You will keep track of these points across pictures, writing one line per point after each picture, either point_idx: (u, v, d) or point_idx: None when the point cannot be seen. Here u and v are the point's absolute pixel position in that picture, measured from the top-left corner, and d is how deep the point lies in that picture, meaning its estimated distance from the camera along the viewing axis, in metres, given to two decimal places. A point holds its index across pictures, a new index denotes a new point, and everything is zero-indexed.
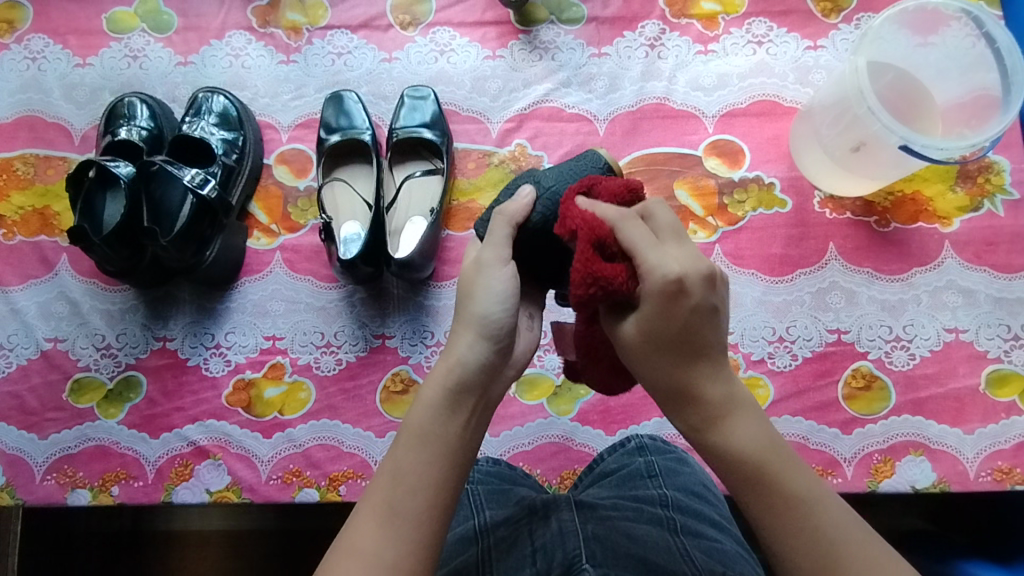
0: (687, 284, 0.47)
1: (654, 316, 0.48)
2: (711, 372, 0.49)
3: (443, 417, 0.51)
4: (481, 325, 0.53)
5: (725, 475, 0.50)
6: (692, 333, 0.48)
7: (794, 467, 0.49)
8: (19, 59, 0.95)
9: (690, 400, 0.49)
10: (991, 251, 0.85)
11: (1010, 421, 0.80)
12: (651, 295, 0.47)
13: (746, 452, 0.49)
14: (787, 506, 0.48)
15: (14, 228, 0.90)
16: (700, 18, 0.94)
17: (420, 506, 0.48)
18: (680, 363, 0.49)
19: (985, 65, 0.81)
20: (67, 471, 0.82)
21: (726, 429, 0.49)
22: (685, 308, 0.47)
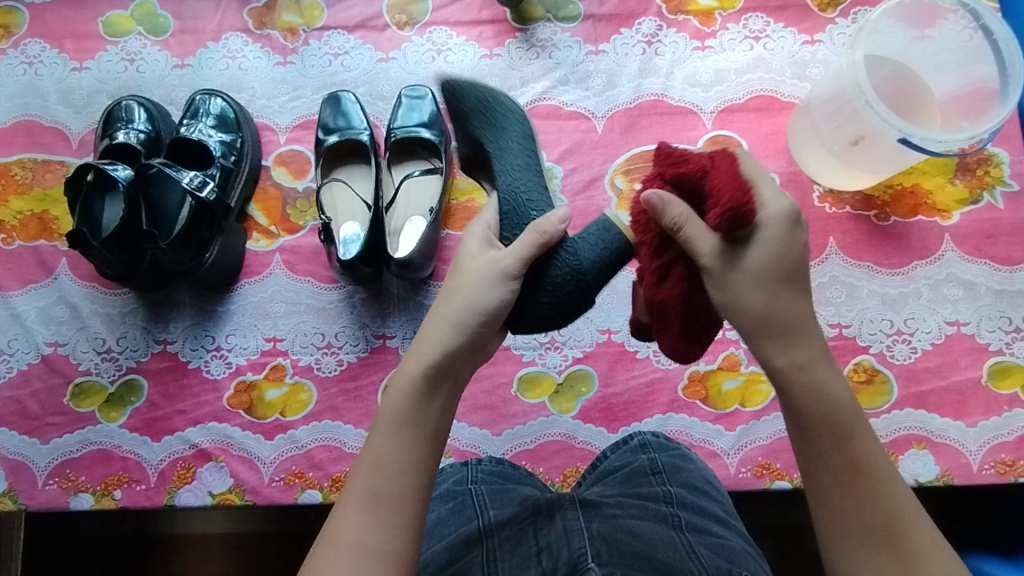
0: (799, 220, 0.54)
1: (778, 246, 0.53)
2: (806, 317, 0.55)
3: (418, 402, 0.54)
4: (455, 318, 0.56)
5: (809, 417, 0.54)
6: (798, 265, 0.54)
7: (870, 434, 0.54)
8: (16, 64, 0.95)
9: (790, 327, 0.55)
10: (991, 244, 0.85)
11: (1012, 414, 0.80)
12: (772, 223, 0.53)
13: (836, 402, 0.54)
14: (861, 465, 0.53)
15: (13, 233, 0.90)
16: (697, 14, 0.94)
17: (401, 488, 0.51)
18: (789, 289, 0.55)
19: (983, 57, 0.81)
20: (69, 476, 0.82)
21: (818, 376, 0.54)
22: (797, 237, 0.54)
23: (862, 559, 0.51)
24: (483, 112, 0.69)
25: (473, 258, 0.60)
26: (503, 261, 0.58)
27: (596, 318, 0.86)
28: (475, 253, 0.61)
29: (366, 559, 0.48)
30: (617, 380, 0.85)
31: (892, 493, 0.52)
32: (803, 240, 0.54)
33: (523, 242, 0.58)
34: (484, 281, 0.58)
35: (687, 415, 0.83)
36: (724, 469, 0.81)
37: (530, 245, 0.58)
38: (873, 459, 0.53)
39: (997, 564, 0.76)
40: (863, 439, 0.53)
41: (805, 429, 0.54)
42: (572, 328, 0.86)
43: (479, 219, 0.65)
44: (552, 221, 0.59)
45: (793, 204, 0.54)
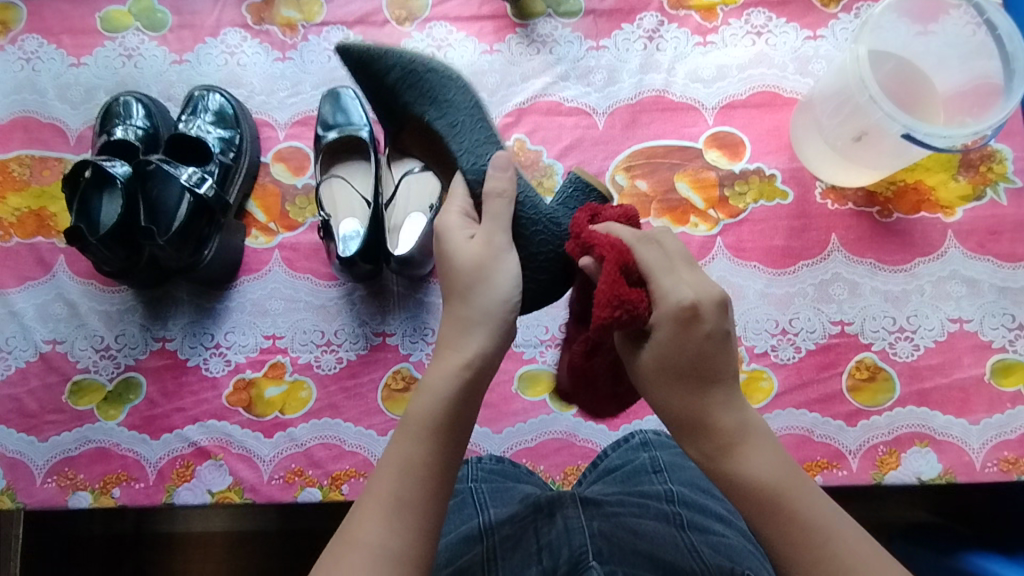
0: (701, 313, 0.50)
1: (673, 343, 0.50)
2: (723, 397, 0.50)
3: (452, 407, 0.51)
4: (493, 324, 0.54)
5: (740, 508, 0.49)
6: (705, 359, 0.50)
7: (813, 500, 0.48)
8: (13, 60, 0.94)
9: (704, 429, 0.50)
10: (994, 240, 0.85)
11: (1015, 412, 0.79)
12: (665, 319, 0.50)
13: (764, 479, 0.48)
14: (805, 537, 0.47)
15: (11, 230, 0.90)
16: (699, 9, 0.93)
17: (428, 497, 0.49)
18: (696, 384, 0.50)
19: (987, 52, 0.80)
20: (68, 474, 0.82)
21: (742, 462, 0.49)
22: (698, 333, 0.49)
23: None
24: (412, 82, 0.72)
25: (465, 248, 0.57)
26: (493, 240, 0.58)
27: None
28: (463, 244, 0.57)
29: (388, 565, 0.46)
30: None
31: (846, 563, 0.46)
32: (706, 332, 0.49)
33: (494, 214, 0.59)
34: (493, 269, 0.56)
35: None
36: None
37: (503, 211, 0.59)
38: (821, 527, 0.47)
39: (1003, 564, 0.75)
40: (799, 508, 0.48)
41: (744, 513, 0.49)
42: None
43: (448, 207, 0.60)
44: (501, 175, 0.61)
45: (692, 297, 0.50)
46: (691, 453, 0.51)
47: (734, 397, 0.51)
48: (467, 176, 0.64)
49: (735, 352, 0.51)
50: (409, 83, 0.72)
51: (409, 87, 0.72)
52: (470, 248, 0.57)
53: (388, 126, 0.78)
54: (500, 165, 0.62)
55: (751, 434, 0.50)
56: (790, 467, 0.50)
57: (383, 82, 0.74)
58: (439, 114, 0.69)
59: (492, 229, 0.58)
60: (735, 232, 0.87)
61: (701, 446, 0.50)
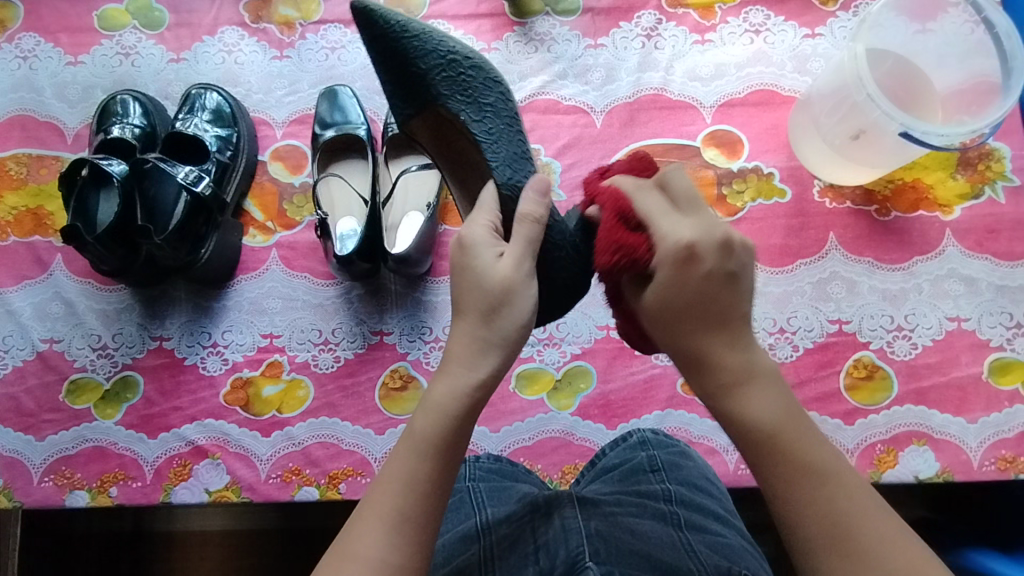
0: (698, 253, 0.51)
1: (674, 283, 0.51)
2: (726, 334, 0.51)
3: (456, 424, 0.51)
4: (502, 342, 0.54)
5: (738, 443, 0.51)
6: (707, 298, 0.51)
7: (812, 440, 0.49)
8: (10, 58, 0.94)
9: (705, 365, 0.51)
10: (992, 239, 0.85)
11: (1013, 411, 0.79)
12: (665, 259, 0.51)
13: (763, 416, 0.50)
14: (803, 475, 0.48)
15: (7, 228, 0.89)
16: (697, 7, 0.93)
17: (430, 514, 0.49)
18: (696, 322, 0.51)
19: (984, 50, 0.80)
20: (65, 472, 0.82)
21: (742, 398, 0.50)
22: (697, 272, 0.51)
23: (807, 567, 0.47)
24: (450, 74, 0.67)
25: (495, 269, 0.55)
26: (522, 265, 0.55)
27: (594, 314, 0.86)
28: (492, 265, 0.55)
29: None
30: (616, 377, 0.84)
31: (841, 502, 0.47)
32: (705, 270, 0.51)
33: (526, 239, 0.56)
34: (519, 294, 0.54)
35: (686, 411, 0.82)
36: (723, 466, 0.81)
37: (535, 237, 0.56)
38: (820, 467, 0.48)
39: (1000, 562, 0.75)
40: (796, 446, 0.49)
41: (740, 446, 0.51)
42: (571, 324, 0.86)
43: (475, 224, 0.58)
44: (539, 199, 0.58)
45: (694, 237, 0.51)
46: (693, 389, 0.53)
47: (740, 331, 0.52)
48: (499, 190, 0.61)
49: (740, 288, 0.52)
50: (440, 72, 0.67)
51: (443, 78, 0.66)
52: (499, 273, 0.54)
53: (399, 114, 0.69)
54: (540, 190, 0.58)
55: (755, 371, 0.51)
56: (792, 407, 0.51)
57: (411, 63, 0.67)
58: (477, 120, 0.65)
59: (522, 253, 0.55)
60: (733, 231, 0.87)
61: (704, 382, 0.52)
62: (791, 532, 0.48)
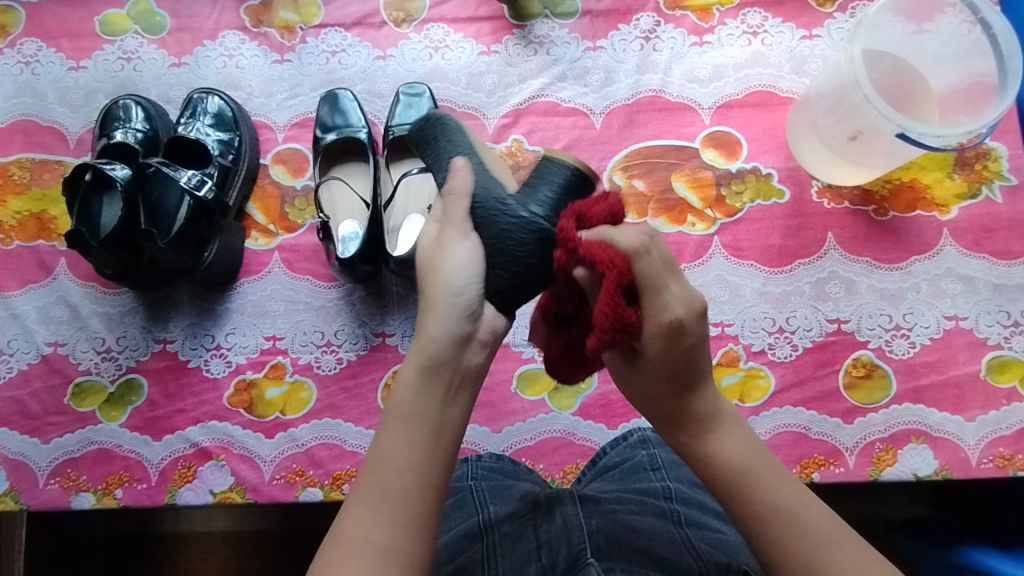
0: (687, 325, 0.51)
1: (662, 354, 0.52)
2: (697, 396, 0.54)
3: (420, 393, 0.52)
4: (449, 304, 0.55)
5: (710, 487, 0.53)
6: (686, 366, 0.53)
7: (777, 484, 0.51)
8: (12, 63, 0.95)
9: (680, 420, 0.54)
10: (989, 238, 0.85)
11: (1011, 408, 0.80)
12: (655, 333, 0.51)
13: (734, 462, 0.52)
14: (768, 520, 0.50)
15: (12, 233, 0.90)
16: (695, 9, 0.94)
17: (407, 484, 0.49)
18: (673, 385, 0.53)
19: (982, 50, 0.81)
20: (71, 475, 0.82)
21: (712, 450, 0.53)
22: (682, 345, 0.51)
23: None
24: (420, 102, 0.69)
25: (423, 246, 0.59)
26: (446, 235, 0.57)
27: None
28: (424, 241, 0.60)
29: (376, 557, 0.47)
30: None
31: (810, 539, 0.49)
32: (689, 339, 0.52)
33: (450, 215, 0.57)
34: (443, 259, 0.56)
35: None
36: None
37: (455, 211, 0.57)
38: (790, 510, 0.50)
39: (999, 558, 0.76)
40: (763, 495, 0.51)
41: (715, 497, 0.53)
42: None
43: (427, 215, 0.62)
44: (460, 176, 0.58)
45: (683, 303, 0.51)
46: (671, 444, 0.55)
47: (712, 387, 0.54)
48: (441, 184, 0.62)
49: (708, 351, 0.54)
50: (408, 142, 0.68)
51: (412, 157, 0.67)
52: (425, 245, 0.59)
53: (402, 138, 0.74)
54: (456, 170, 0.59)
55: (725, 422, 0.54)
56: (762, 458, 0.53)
57: None
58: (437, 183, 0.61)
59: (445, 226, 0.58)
60: (732, 231, 0.87)
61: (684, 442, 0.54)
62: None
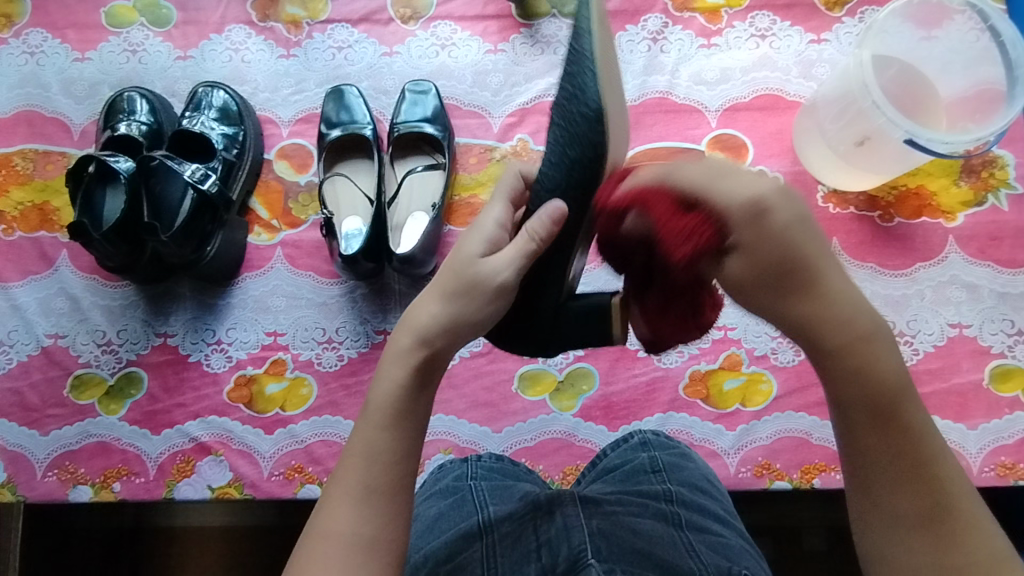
0: (768, 203, 0.49)
1: (753, 246, 0.50)
2: (824, 295, 0.50)
3: (409, 393, 0.54)
4: (455, 312, 0.56)
5: (846, 401, 0.50)
6: (791, 255, 0.50)
7: (911, 405, 0.49)
8: (18, 54, 0.94)
9: (802, 298, 0.51)
10: (995, 246, 0.85)
11: (1013, 417, 0.80)
12: (739, 221, 0.49)
13: (888, 378, 0.49)
14: (905, 447, 0.48)
15: (14, 224, 0.90)
16: (703, 11, 0.94)
17: (394, 480, 0.51)
18: (791, 277, 0.50)
19: (990, 58, 0.80)
20: (68, 467, 0.82)
21: (853, 353, 0.50)
22: (771, 223, 0.49)
23: (906, 550, 0.47)
24: (569, 111, 0.53)
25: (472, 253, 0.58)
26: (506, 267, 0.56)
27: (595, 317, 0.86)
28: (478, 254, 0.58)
29: (359, 549, 0.49)
30: (618, 379, 0.84)
31: (937, 471, 0.48)
32: (779, 221, 0.49)
33: (518, 252, 0.56)
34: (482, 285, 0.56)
35: (688, 414, 0.83)
36: (724, 469, 0.81)
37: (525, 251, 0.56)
38: (913, 435, 0.49)
39: None
40: (905, 417, 0.49)
41: (839, 426, 0.51)
42: None
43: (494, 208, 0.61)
44: (543, 221, 0.55)
45: (747, 193, 0.49)
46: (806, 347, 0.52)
47: (842, 280, 0.51)
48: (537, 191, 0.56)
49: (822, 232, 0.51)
50: (571, 114, 0.53)
51: (561, 133, 0.54)
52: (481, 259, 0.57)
53: (562, 91, 0.54)
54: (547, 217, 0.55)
55: (877, 337, 0.50)
56: (908, 381, 0.50)
57: (573, 78, 0.53)
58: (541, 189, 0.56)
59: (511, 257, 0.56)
60: None
61: (827, 356, 0.51)
62: (889, 508, 0.48)
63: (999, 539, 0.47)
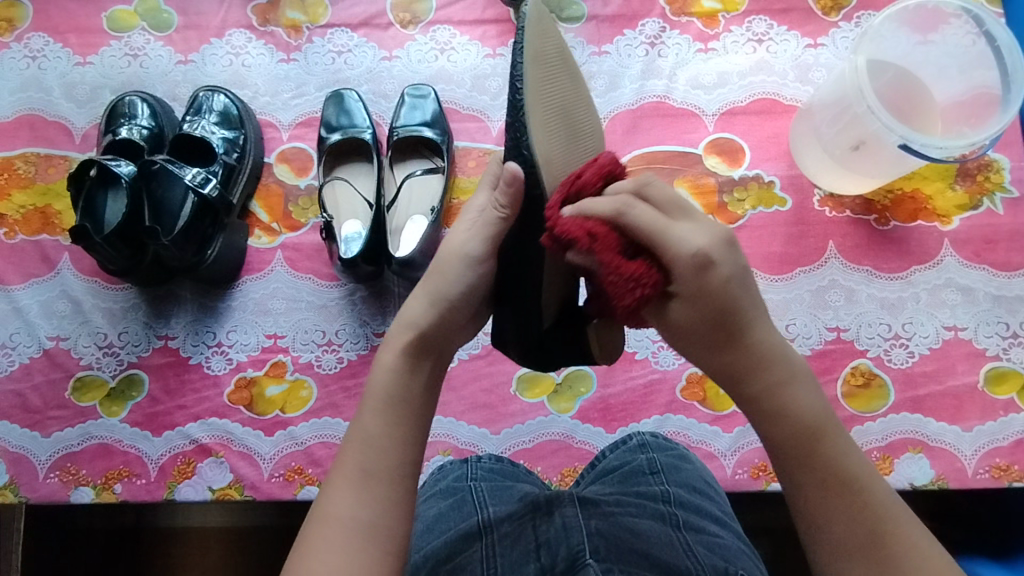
0: (714, 257, 0.50)
1: (695, 297, 0.50)
2: (755, 343, 0.51)
3: (404, 379, 0.55)
4: (434, 291, 0.58)
5: (774, 443, 0.51)
6: (729, 305, 0.50)
7: (840, 441, 0.51)
8: (19, 58, 0.95)
9: (735, 348, 0.51)
10: (990, 249, 0.86)
11: (1008, 419, 0.80)
12: (683, 271, 0.50)
13: (809, 418, 0.51)
14: (833, 482, 0.49)
15: (16, 227, 0.90)
16: (700, 15, 0.94)
17: (392, 464, 0.52)
18: (727, 328, 0.51)
19: (986, 63, 0.81)
20: (70, 469, 0.83)
21: (783, 394, 0.51)
22: (715, 277, 0.50)
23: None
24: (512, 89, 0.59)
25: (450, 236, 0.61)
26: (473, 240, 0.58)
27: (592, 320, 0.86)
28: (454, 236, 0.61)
29: (359, 533, 0.49)
30: (616, 381, 0.85)
31: (870, 500, 0.49)
32: (722, 275, 0.50)
33: (485, 223, 0.58)
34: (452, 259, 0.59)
35: (685, 416, 0.83)
36: (721, 471, 0.82)
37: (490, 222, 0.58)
38: (843, 470, 0.49)
39: None
40: (832, 452, 0.50)
41: (777, 469, 0.52)
42: None
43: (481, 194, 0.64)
44: (505, 190, 0.56)
45: (690, 246, 0.50)
46: (735, 397, 0.53)
47: (768, 328, 0.52)
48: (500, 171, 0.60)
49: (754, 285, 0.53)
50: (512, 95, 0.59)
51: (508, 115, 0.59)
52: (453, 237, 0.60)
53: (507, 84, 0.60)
54: (503, 179, 0.56)
55: (797, 379, 0.52)
56: (831, 414, 0.51)
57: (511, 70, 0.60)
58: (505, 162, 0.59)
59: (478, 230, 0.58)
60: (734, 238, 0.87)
61: (753, 401, 0.52)
62: (822, 542, 0.49)
63: (938, 554, 0.48)
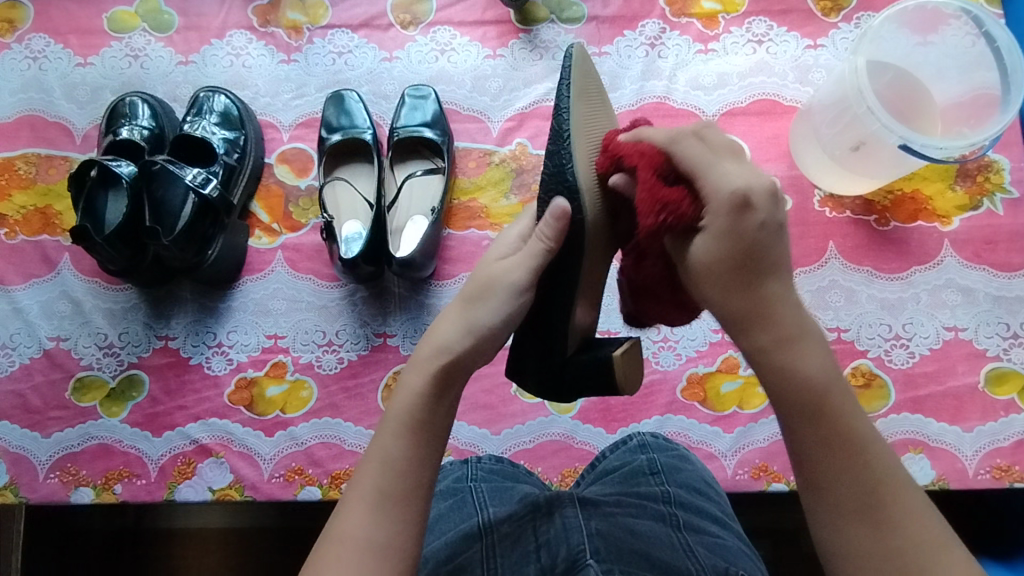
0: (753, 200, 0.48)
1: (724, 235, 0.49)
2: (777, 293, 0.50)
3: (428, 402, 0.55)
4: (469, 320, 0.58)
5: (779, 395, 0.50)
6: (760, 249, 0.49)
7: (849, 402, 0.50)
8: (20, 59, 0.95)
9: (754, 293, 0.50)
10: (990, 250, 0.86)
11: (1009, 420, 0.80)
12: (720, 208, 0.49)
13: (817, 378, 0.50)
14: (839, 442, 0.49)
15: (16, 227, 0.91)
16: (700, 16, 0.94)
17: (407, 488, 0.52)
18: (752, 272, 0.49)
19: (985, 64, 0.81)
20: (70, 469, 0.83)
21: (794, 352, 0.50)
22: (752, 220, 0.48)
23: (842, 540, 0.48)
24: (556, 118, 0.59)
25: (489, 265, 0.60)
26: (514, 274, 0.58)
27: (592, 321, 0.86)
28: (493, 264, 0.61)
29: (371, 555, 0.49)
30: None
31: (872, 464, 0.48)
32: (759, 221, 0.48)
33: (530, 254, 0.58)
34: (495, 290, 0.58)
35: (685, 416, 0.83)
36: (721, 471, 0.82)
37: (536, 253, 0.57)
38: (849, 432, 0.49)
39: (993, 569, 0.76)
40: (840, 414, 0.49)
41: (782, 425, 0.51)
42: None
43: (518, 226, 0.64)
44: (550, 223, 0.56)
45: (732, 186, 0.49)
46: (744, 347, 0.51)
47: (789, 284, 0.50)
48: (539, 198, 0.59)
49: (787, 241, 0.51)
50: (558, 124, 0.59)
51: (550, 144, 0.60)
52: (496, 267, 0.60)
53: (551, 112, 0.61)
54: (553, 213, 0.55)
55: (807, 338, 0.50)
56: (838, 376, 0.51)
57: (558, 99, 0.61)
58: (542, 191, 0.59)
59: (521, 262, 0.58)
60: None
61: (763, 354, 0.50)
62: (824, 505, 0.49)
63: (937, 524, 0.47)
